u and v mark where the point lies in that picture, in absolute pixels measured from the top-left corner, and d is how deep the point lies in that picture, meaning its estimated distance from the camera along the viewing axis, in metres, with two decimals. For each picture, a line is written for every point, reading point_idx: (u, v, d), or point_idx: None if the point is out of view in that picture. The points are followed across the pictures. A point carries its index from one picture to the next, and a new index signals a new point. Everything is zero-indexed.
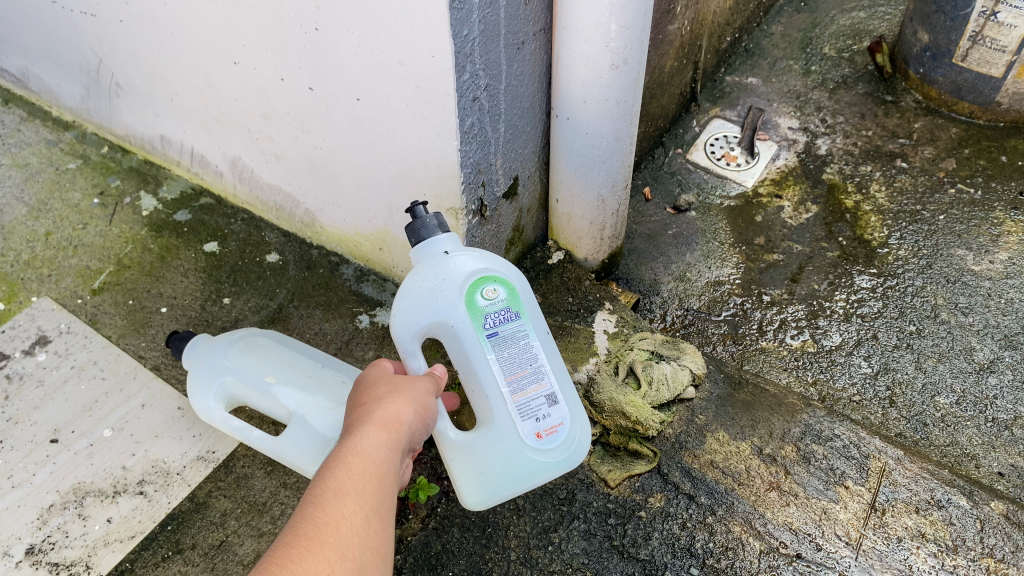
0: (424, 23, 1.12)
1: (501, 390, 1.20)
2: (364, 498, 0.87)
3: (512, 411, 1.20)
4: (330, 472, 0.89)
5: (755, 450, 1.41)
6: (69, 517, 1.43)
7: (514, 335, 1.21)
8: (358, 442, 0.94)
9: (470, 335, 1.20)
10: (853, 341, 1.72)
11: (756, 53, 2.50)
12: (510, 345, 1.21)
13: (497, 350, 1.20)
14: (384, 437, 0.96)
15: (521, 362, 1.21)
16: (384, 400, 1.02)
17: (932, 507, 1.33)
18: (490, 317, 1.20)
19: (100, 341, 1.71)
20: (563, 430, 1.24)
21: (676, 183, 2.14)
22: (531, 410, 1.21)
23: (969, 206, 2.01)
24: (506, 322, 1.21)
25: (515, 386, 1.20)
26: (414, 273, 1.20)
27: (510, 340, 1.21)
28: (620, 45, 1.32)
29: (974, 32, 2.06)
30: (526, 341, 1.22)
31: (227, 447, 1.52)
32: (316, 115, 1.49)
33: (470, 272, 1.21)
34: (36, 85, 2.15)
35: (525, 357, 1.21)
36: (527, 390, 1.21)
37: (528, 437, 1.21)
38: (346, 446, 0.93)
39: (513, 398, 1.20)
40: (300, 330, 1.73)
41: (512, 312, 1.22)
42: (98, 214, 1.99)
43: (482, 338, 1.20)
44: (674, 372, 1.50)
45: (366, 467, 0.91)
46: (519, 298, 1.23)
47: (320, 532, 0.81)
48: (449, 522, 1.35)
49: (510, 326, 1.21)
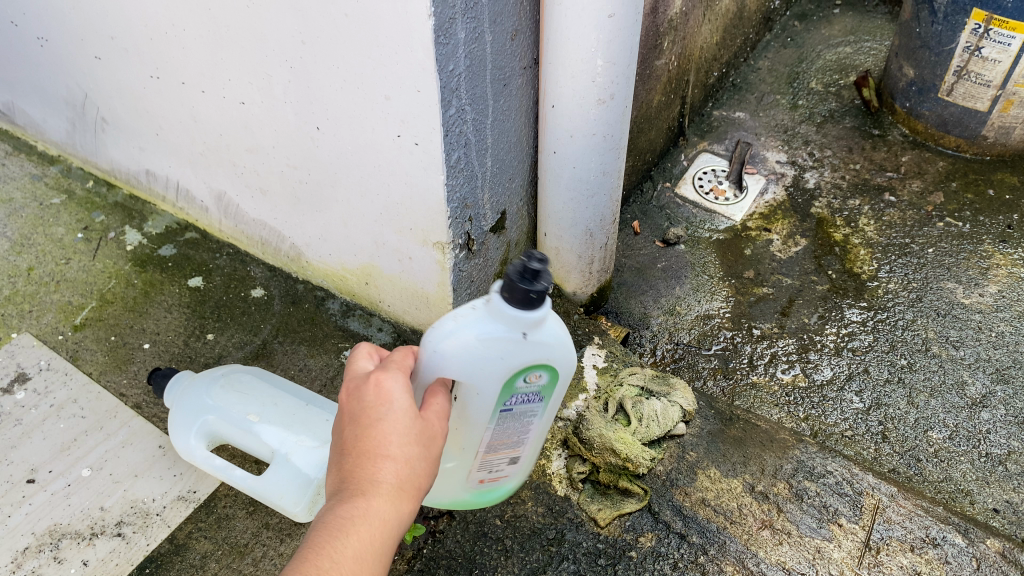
0: (410, 59, 1.12)
1: (479, 451, 1.14)
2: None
3: (474, 464, 1.16)
4: (348, 538, 0.86)
5: (747, 487, 1.38)
6: (44, 560, 1.39)
7: (522, 412, 1.11)
8: (380, 506, 0.89)
9: (490, 404, 1.07)
10: (844, 375, 1.70)
11: (744, 87, 2.52)
12: (512, 420, 1.12)
13: (496, 420, 1.10)
14: (405, 502, 0.91)
15: (510, 433, 1.13)
16: (411, 449, 0.94)
17: (927, 546, 1.31)
18: (516, 397, 1.08)
19: (80, 378, 1.68)
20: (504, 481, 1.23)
21: (665, 217, 2.13)
22: (492, 465, 1.18)
23: (958, 239, 2.01)
24: (523, 402, 1.09)
25: (490, 447, 1.14)
26: (481, 337, 0.99)
27: (516, 416, 1.11)
28: (606, 80, 1.33)
29: (959, 67, 2.08)
30: (499, 422, 1.10)
31: (208, 487, 1.49)
32: (301, 148, 1.48)
33: (524, 362, 1.02)
34: (21, 119, 2.14)
35: (519, 429, 1.14)
36: (499, 451, 1.16)
37: (470, 482, 1.20)
38: (366, 508, 0.88)
39: (482, 455, 1.15)
40: (284, 367, 1.70)
41: (537, 395, 1.09)
42: (81, 249, 1.97)
43: (497, 411, 1.08)
44: (664, 409, 1.47)
45: (383, 538, 0.87)
46: (555, 386, 1.10)
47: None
48: (434, 564, 1.31)
49: (524, 407, 1.10)
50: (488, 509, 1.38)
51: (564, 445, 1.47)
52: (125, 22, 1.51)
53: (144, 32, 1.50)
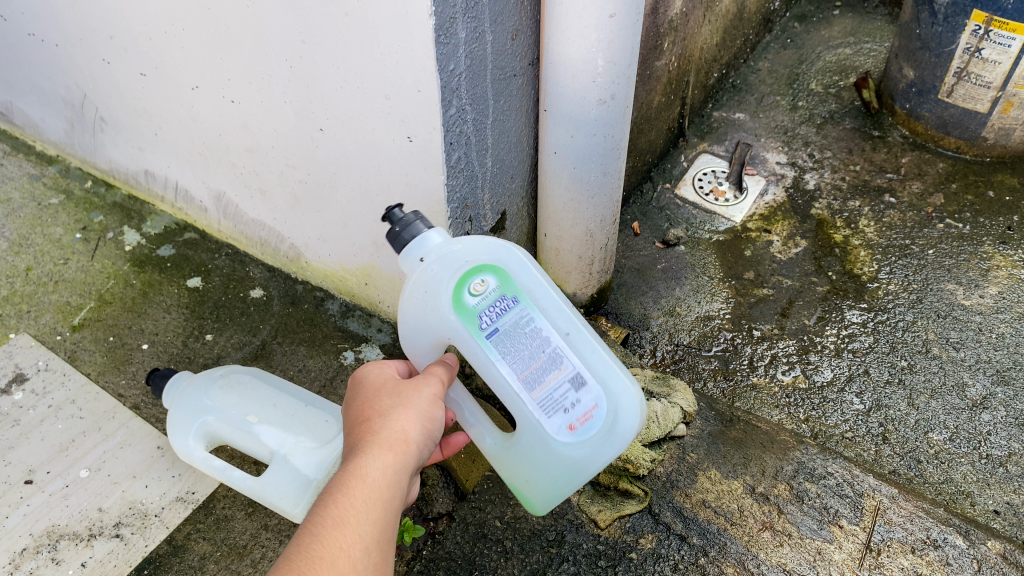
0: (410, 58, 1.11)
1: (519, 390, 1.09)
2: (365, 524, 0.87)
3: (535, 409, 1.09)
4: (340, 497, 0.88)
5: (747, 488, 1.38)
6: (41, 562, 1.39)
7: (517, 324, 1.08)
8: (365, 463, 0.93)
9: (469, 337, 1.09)
10: (844, 377, 1.70)
11: (744, 89, 2.52)
12: (515, 337, 1.08)
13: (500, 349, 1.08)
14: (386, 456, 0.94)
15: (531, 353, 1.08)
16: (386, 417, 1.00)
17: (928, 547, 1.30)
18: (486, 314, 1.08)
19: (78, 379, 1.68)
20: (600, 411, 1.09)
21: (665, 219, 2.13)
22: (558, 402, 1.08)
23: (958, 241, 2.01)
24: (503, 313, 1.08)
25: (530, 381, 1.08)
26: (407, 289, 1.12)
27: (513, 331, 1.08)
28: (607, 80, 1.32)
29: (959, 69, 2.08)
30: (501, 349, 1.08)
31: (207, 488, 1.49)
32: (300, 148, 1.47)
33: (452, 272, 1.10)
34: (20, 119, 2.14)
35: (535, 343, 1.08)
36: (546, 381, 1.08)
37: (559, 432, 1.09)
38: (350, 467, 0.92)
39: (533, 395, 1.08)
40: (283, 368, 1.70)
41: (508, 299, 1.08)
42: (79, 249, 1.96)
43: (483, 338, 1.09)
44: (665, 410, 1.45)
45: (372, 485, 0.91)
46: (512, 280, 1.09)
47: (338, 567, 0.82)
48: (434, 565, 1.31)
49: (509, 316, 1.08)
50: (488, 510, 1.38)
51: None
52: (124, 22, 1.51)
53: (143, 32, 1.49)
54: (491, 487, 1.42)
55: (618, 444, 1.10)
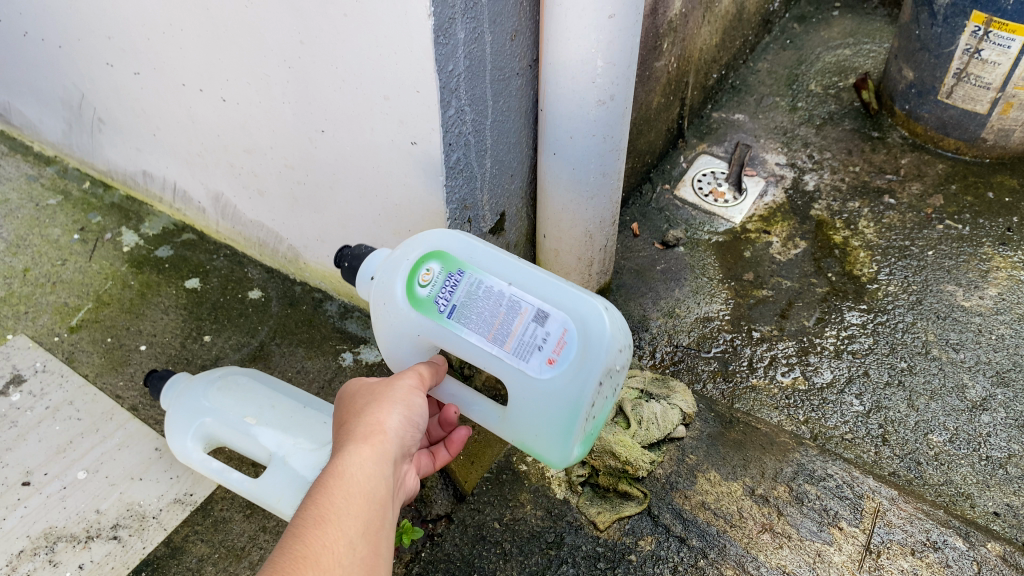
0: (409, 59, 1.11)
1: (494, 351, 1.07)
2: (346, 519, 0.87)
3: (514, 360, 1.07)
4: (319, 497, 0.88)
5: (747, 490, 1.37)
6: (38, 564, 1.38)
7: (470, 294, 1.08)
8: (341, 460, 0.93)
9: (434, 324, 1.11)
10: (844, 378, 1.70)
11: (743, 89, 2.52)
12: (471, 304, 1.08)
13: (463, 322, 1.09)
14: (362, 451, 0.95)
15: (490, 311, 1.07)
16: (361, 416, 1.00)
17: (928, 550, 1.30)
18: (441, 298, 1.10)
19: (76, 381, 1.67)
20: (572, 335, 1.05)
21: (664, 220, 2.13)
22: (531, 342, 1.06)
23: (958, 242, 2.01)
24: (455, 289, 1.09)
25: (499, 337, 1.07)
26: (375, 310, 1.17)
27: (468, 301, 1.08)
28: (606, 81, 1.32)
29: (959, 70, 2.08)
30: (464, 322, 1.09)
31: (205, 490, 1.48)
32: (298, 149, 1.47)
33: (404, 274, 1.13)
34: (18, 119, 2.13)
35: (490, 301, 1.07)
36: (513, 329, 1.06)
37: (543, 371, 1.05)
38: (327, 467, 0.93)
39: (506, 347, 1.07)
40: (281, 369, 1.69)
41: (455, 274, 1.10)
42: (78, 250, 1.96)
43: (446, 320, 1.10)
44: (663, 412, 1.47)
45: (351, 479, 0.91)
46: (454, 257, 1.11)
47: (321, 563, 0.81)
48: (433, 567, 1.31)
49: (460, 288, 1.09)
50: (487, 512, 1.37)
51: None
52: (122, 22, 1.50)
53: (141, 32, 1.49)
54: (490, 488, 1.41)
55: (598, 360, 1.05)
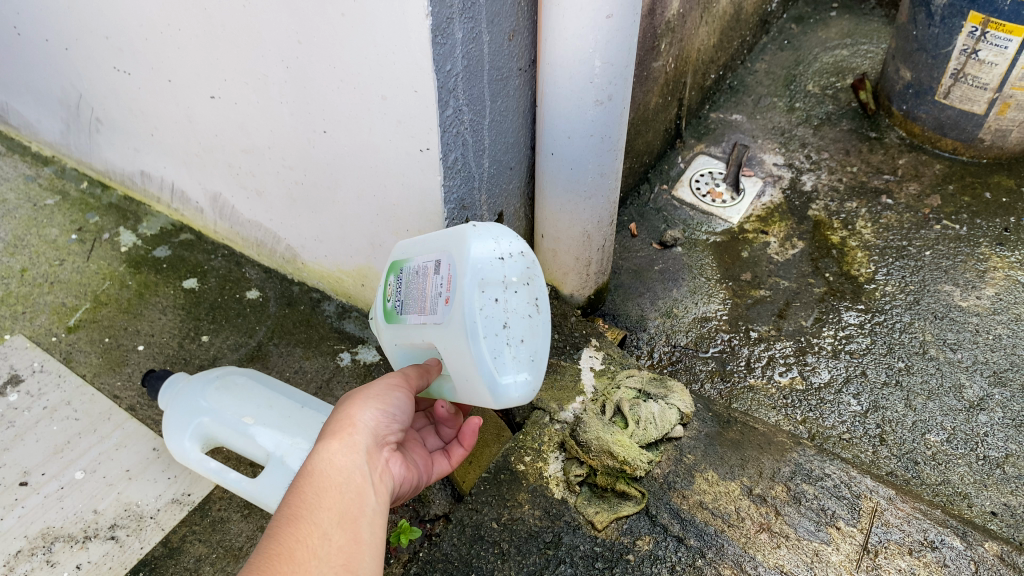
0: (407, 58, 1.11)
1: (424, 320, 1.12)
2: (320, 513, 0.88)
3: (434, 319, 1.10)
4: (292, 498, 0.90)
5: (744, 490, 1.38)
6: (36, 564, 1.38)
7: (410, 282, 1.18)
8: (310, 460, 0.95)
9: (401, 325, 1.20)
10: (841, 378, 1.70)
11: (741, 90, 2.52)
12: (410, 291, 1.17)
13: (408, 309, 1.17)
14: (334, 448, 0.97)
15: (418, 287, 1.15)
16: (334, 418, 1.03)
17: (925, 549, 1.30)
18: (399, 299, 1.21)
19: (73, 381, 1.67)
20: (455, 268, 1.07)
21: (662, 220, 2.13)
22: (436, 294, 1.10)
23: (955, 242, 2.01)
24: (403, 285, 1.20)
25: (423, 304, 1.13)
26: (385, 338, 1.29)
27: (408, 289, 1.18)
28: (604, 81, 1.32)
29: (956, 70, 2.08)
30: (408, 309, 1.17)
31: (203, 490, 1.48)
32: (296, 148, 1.47)
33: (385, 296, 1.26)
34: (15, 119, 2.13)
35: (418, 279, 1.15)
36: (429, 292, 1.12)
37: (444, 314, 1.08)
38: (303, 470, 0.95)
39: (427, 311, 1.12)
40: (279, 369, 1.69)
41: (403, 274, 1.21)
42: (75, 250, 1.96)
43: (403, 317, 1.19)
44: (662, 412, 1.48)
45: (324, 476, 0.92)
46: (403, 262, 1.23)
47: (297, 554, 0.83)
48: (431, 567, 1.31)
49: (405, 283, 1.19)
50: (484, 512, 1.37)
51: (562, 448, 1.45)
52: (120, 21, 1.50)
53: (140, 32, 1.49)
54: (489, 488, 1.40)
55: (476, 278, 1.05)
